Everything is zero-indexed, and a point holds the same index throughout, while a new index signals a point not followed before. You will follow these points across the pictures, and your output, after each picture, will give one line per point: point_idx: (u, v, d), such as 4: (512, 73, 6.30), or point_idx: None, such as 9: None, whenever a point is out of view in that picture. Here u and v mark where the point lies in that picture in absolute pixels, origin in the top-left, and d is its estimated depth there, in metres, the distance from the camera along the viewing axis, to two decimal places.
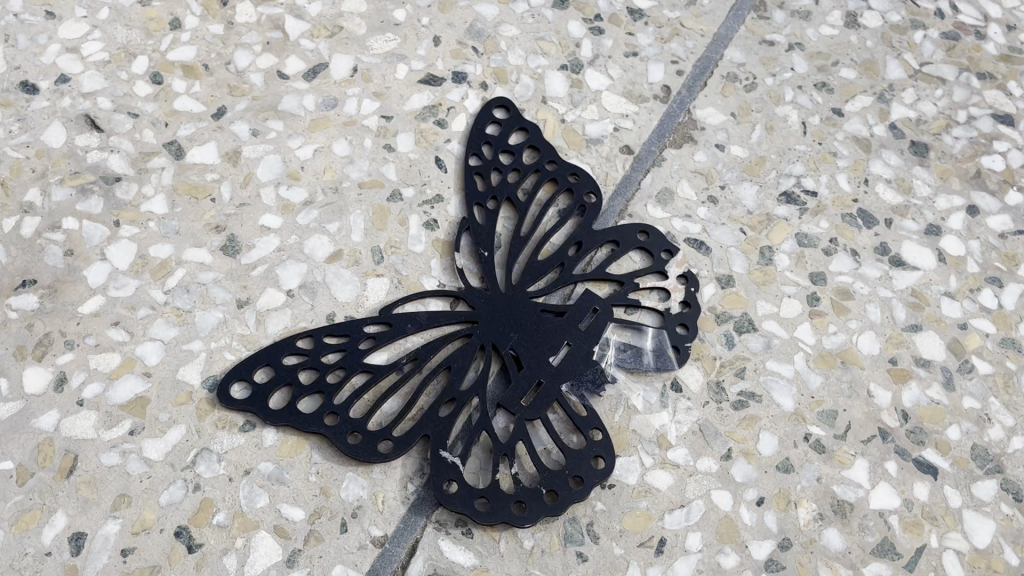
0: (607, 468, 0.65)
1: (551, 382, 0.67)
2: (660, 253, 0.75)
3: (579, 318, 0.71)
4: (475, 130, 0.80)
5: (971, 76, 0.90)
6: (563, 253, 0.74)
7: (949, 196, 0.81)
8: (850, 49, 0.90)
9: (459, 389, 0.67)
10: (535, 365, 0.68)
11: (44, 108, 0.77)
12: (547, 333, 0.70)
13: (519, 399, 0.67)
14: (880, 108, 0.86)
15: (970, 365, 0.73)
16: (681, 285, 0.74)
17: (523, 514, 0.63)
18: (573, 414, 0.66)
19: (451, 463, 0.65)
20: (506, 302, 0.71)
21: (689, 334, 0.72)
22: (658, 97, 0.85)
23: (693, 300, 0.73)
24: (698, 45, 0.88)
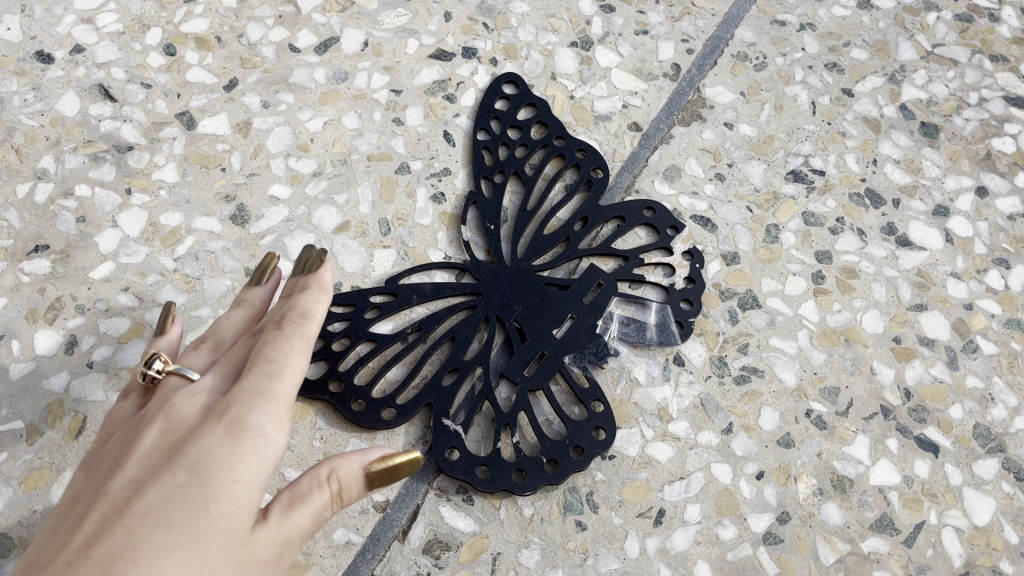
0: (608, 438, 0.65)
1: (555, 353, 0.68)
2: (665, 229, 0.76)
3: (584, 291, 0.71)
4: (483, 105, 0.81)
5: (984, 58, 0.89)
6: (568, 228, 0.74)
7: (959, 177, 0.81)
8: (862, 30, 0.89)
9: (462, 359, 0.68)
10: (539, 336, 0.69)
11: (59, 77, 0.78)
12: (551, 306, 0.70)
13: (522, 369, 0.67)
14: (891, 88, 0.86)
15: (974, 345, 0.73)
16: (685, 261, 0.74)
17: (523, 482, 0.63)
18: (575, 385, 0.67)
19: (453, 431, 0.65)
20: (512, 275, 0.72)
21: (693, 310, 0.72)
22: (667, 75, 0.85)
23: (696, 277, 0.73)
24: (709, 24, 0.88)
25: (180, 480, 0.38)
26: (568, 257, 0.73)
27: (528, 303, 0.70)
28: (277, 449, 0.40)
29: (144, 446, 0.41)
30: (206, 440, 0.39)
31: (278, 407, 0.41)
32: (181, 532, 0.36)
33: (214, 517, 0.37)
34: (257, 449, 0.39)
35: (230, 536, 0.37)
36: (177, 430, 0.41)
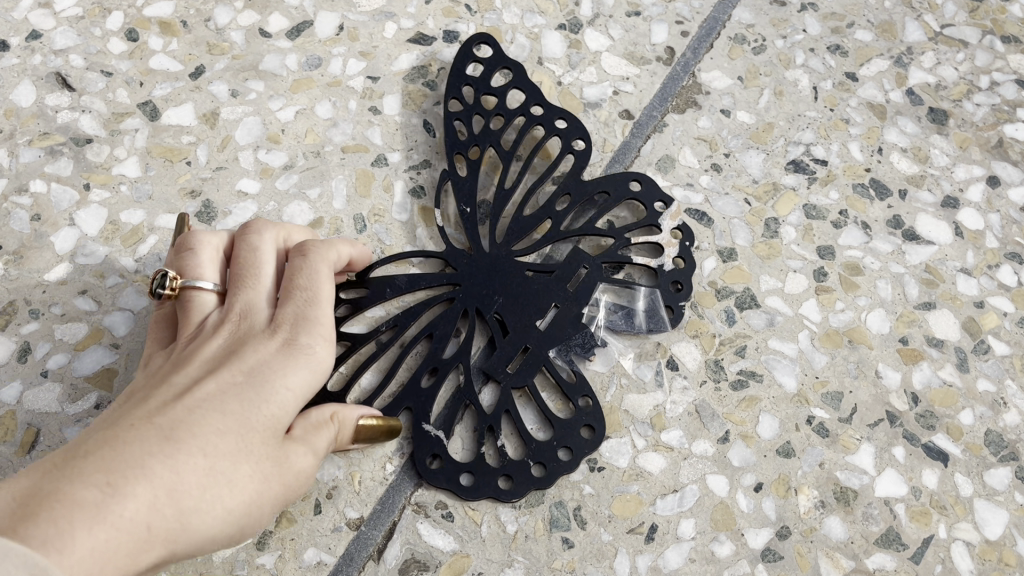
0: (596, 437, 0.61)
1: (539, 348, 0.63)
2: (653, 204, 0.70)
3: (567, 277, 0.67)
4: (455, 72, 0.75)
5: (995, 39, 0.84)
6: (550, 209, 0.69)
7: (969, 166, 0.77)
8: (866, 10, 0.85)
9: (440, 358, 0.63)
10: (522, 328, 0.64)
11: (14, 65, 0.74)
12: (535, 295, 0.66)
13: (505, 365, 0.63)
14: (897, 72, 0.81)
15: (986, 345, 0.69)
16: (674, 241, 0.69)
17: (510, 489, 0.59)
18: (562, 380, 0.63)
19: (435, 437, 0.61)
20: (491, 261, 0.67)
21: (683, 292, 0.67)
22: (660, 59, 0.80)
23: (687, 256, 0.68)
24: (705, 5, 0.84)
25: (237, 373, 0.49)
26: (549, 240, 0.69)
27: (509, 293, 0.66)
28: (320, 364, 0.51)
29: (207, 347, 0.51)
30: (259, 351, 0.50)
31: (321, 332, 0.52)
32: (238, 411, 0.47)
33: (269, 405, 0.48)
34: (308, 356, 0.51)
35: (282, 419, 0.48)
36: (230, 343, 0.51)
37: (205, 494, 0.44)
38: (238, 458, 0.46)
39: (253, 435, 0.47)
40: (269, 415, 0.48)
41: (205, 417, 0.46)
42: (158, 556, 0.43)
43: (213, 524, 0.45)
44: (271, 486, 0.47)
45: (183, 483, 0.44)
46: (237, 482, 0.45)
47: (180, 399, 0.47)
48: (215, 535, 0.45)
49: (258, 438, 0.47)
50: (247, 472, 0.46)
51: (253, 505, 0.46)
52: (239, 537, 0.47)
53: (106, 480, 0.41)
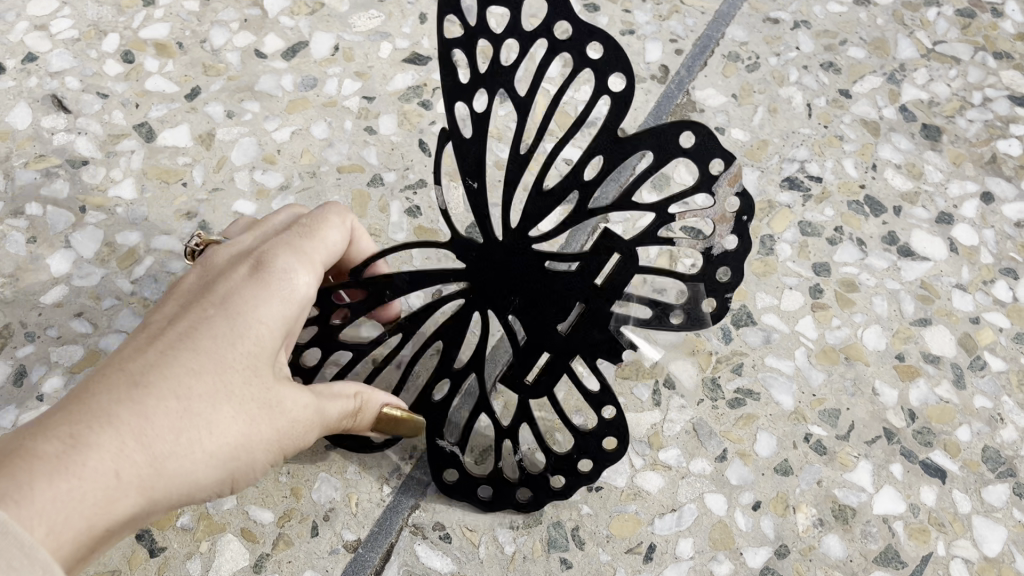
0: (618, 452, 0.56)
1: (557, 355, 0.56)
2: (712, 162, 0.49)
3: (594, 273, 0.53)
4: None
5: (987, 55, 0.85)
6: (576, 179, 0.52)
7: (963, 182, 0.77)
8: (858, 27, 0.85)
9: (451, 367, 0.59)
10: (538, 330, 0.56)
11: (10, 88, 0.74)
12: (554, 295, 0.55)
13: (524, 373, 0.57)
14: (890, 89, 0.81)
15: (982, 361, 0.69)
16: (741, 168, 0.49)
17: (528, 502, 0.59)
18: (582, 389, 0.56)
19: (451, 452, 0.59)
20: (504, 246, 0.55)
21: (734, 282, 0.53)
22: (655, 78, 0.81)
23: (745, 234, 0.51)
24: (698, 23, 0.84)
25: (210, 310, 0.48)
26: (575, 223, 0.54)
27: (526, 293, 0.55)
28: (298, 292, 0.50)
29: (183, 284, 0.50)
30: (234, 282, 0.49)
31: (301, 261, 0.51)
32: (211, 352, 0.46)
33: (244, 339, 0.47)
34: (287, 289, 0.50)
35: (266, 352, 0.48)
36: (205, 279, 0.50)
37: (182, 438, 0.44)
38: (218, 398, 0.45)
39: (232, 371, 0.46)
40: (246, 352, 0.47)
41: (177, 360, 0.45)
42: (129, 507, 0.42)
43: (194, 466, 0.44)
44: (263, 426, 0.47)
45: (155, 428, 0.43)
46: (215, 422, 0.45)
47: (146, 346, 0.46)
48: (194, 480, 0.45)
49: (236, 377, 0.46)
50: (226, 412, 0.45)
51: (237, 445, 0.46)
52: (229, 481, 0.47)
53: (66, 434, 0.41)
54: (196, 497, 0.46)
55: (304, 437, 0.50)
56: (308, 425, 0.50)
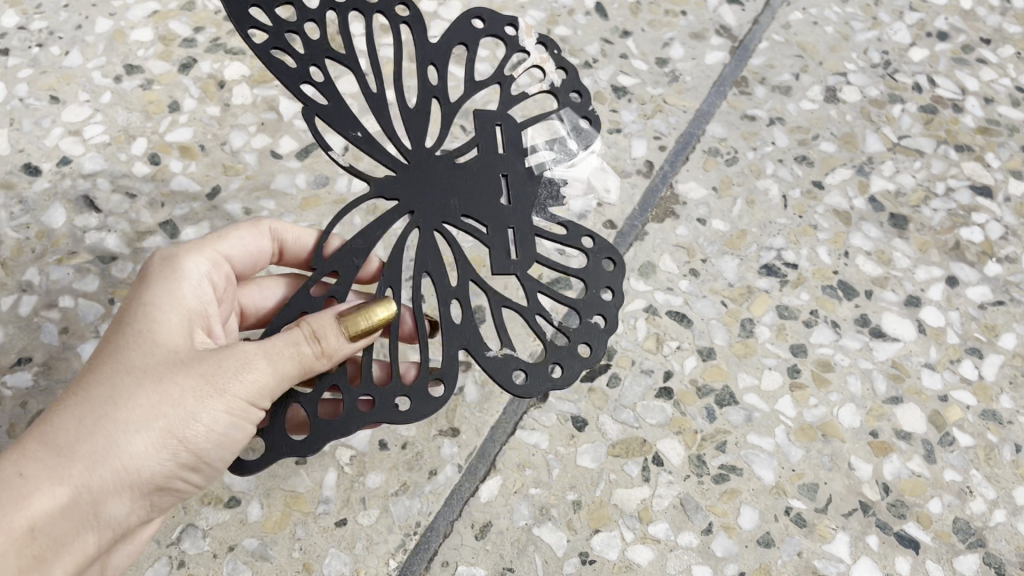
0: (619, 262, 0.67)
1: (517, 224, 0.67)
2: (570, 91, 0.76)
3: (491, 146, 0.70)
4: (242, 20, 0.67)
5: (948, 149, 0.90)
6: (432, 89, 0.71)
7: (928, 267, 0.83)
8: (829, 123, 0.91)
9: (447, 288, 0.64)
10: (493, 213, 0.67)
11: (45, 189, 0.80)
12: (493, 204, 0.67)
13: (506, 255, 0.66)
14: (860, 180, 0.87)
15: (951, 437, 0.73)
16: (548, 56, 0.76)
17: (592, 354, 0.64)
18: (555, 237, 0.67)
19: (504, 355, 0.62)
20: (420, 171, 0.67)
21: (585, 98, 0.76)
22: (640, 173, 0.87)
23: (580, 89, 0.76)
24: (680, 121, 0.91)
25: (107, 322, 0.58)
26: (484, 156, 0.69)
27: (461, 197, 0.67)
28: (180, 286, 0.59)
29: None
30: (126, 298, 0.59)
31: (176, 262, 0.61)
32: (104, 351, 0.56)
33: (134, 332, 0.56)
34: (167, 271, 0.60)
35: (158, 336, 0.56)
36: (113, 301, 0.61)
37: (86, 419, 0.52)
38: (116, 382, 0.54)
39: (125, 359, 0.54)
40: (134, 341, 0.55)
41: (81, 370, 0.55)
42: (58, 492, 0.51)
43: (117, 443, 0.52)
44: (177, 387, 0.54)
45: (60, 431, 0.52)
46: (121, 393, 0.53)
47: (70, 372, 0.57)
48: (122, 450, 0.52)
49: (130, 352, 0.55)
50: (128, 385, 0.54)
51: (156, 405, 0.53)
52: (171, 435, 0.54)
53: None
54: (142, 465, 0.53)
55: (253, 368, 0.55)
56: (245, 359, 0.55)
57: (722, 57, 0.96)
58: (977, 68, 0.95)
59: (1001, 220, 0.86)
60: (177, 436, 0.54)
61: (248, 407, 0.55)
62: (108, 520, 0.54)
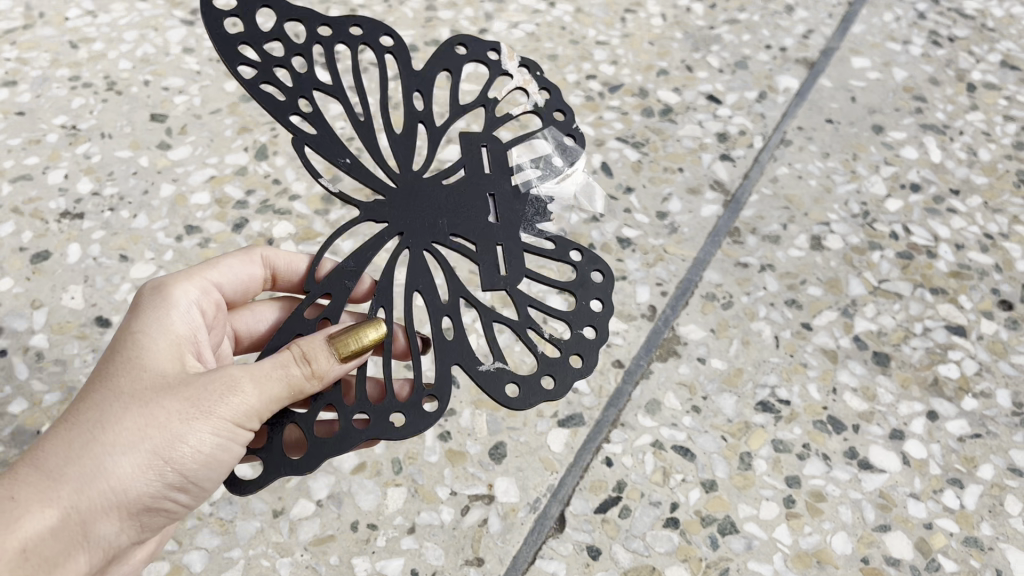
0: (608, 275, 0.75)
1: (507, 240, 0.76)
2: (553, 111, 0.84)
3: (479, 165, 0.79)
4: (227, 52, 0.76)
5: (925, 291, 0.99)
6: (416, 115, 0.80)
7: (910, 402, 0.90)
8: (815, 268, 1.01)
9: (440, 303, 0.72)
10: (483, 230, 0.75)
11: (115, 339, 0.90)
12: (480, 221, 0.76)
13: (496, 272, 0.74)
14: (845, 321, 0.96)
15: (936, 563, 0.80)
16: (529, 78, 0.85)
17: (583, 364, 0.71)
18: (544, 251, 0.75)
19: (497, 368, 0.70)
20: (408, 195, 0.76)
21: (568, 116, 0.85)
22: (645, 315, 0.96)
23: (565, 108, 0.85)
24: (679, 268, 1.01)
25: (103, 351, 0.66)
26: (470, 178, 0.78)
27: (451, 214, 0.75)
28: (165, 314, 0.67)
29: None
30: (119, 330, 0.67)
31: (164, 294, 0.69)
32: (96, 380, 0.63)
33: (123, 361, 0.64)
34: (156, 300, 0.68)
35: (144, 363, 0.63)
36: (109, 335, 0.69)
37: (77, 444, 0.60)
38: (105, 409, 0.61)
39: (115, 388, 0.62)
40: (123, 369, 0.63)
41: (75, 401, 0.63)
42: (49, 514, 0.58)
43: (106, 464, 0.60)
44: (161, 410, 0.61)
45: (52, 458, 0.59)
46: (109, 418, 0.61)
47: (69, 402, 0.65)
48: (108, 471, 0.60)
49: (120, 380, 0.62)
50: (114, 411, 0.61)
51: (141, 427, 0.60)
52: (157, 456, 0.61)
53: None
54: (129, 485, 0.60)
55: (239, 391, 0.61)
56: (227, 381, 0.62)
57: (717, 209, 1.06)
58: (948, 217, 1.06)
59: (976, 358, 0.94)
60: (161, 453, 0.61)
61: (234, 427, 0.62)
62: (103, 534, 0.61)
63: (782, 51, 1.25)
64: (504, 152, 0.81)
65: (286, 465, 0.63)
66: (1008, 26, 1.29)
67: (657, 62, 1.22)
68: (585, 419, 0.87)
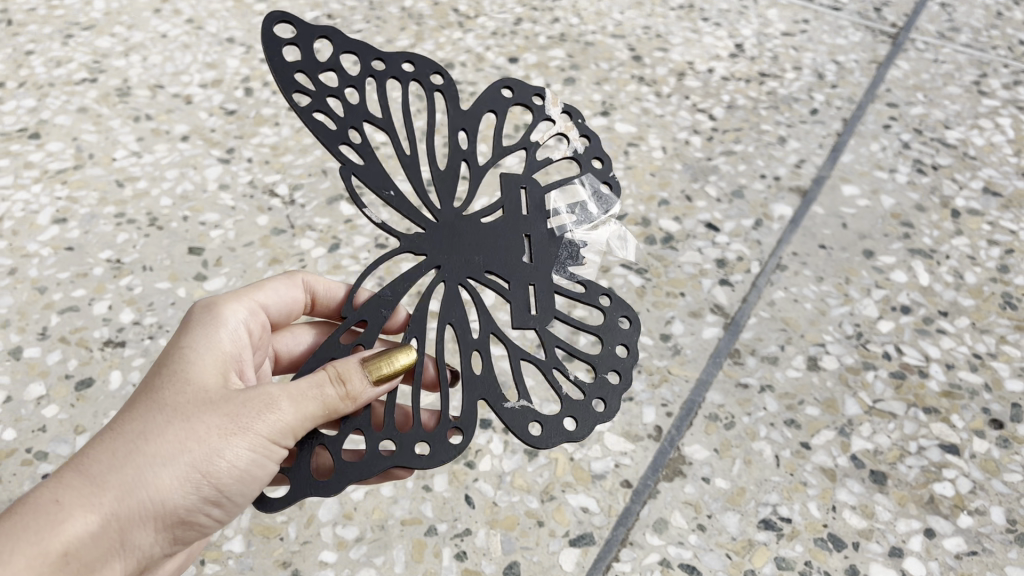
0: (634, 325, 0.82)
1: (538, 281, 0.83)
2: (591, 159, 0.92)
3: (517, 206, 0.87)
4: (285, 74, 0.83)
5: (918, 410, 1.04)
6: (459, 153, 0.88)
7: (908, 519, 0.94)
8: (813, 388, 1.06)
9: (470, 339, 0.79)
10: (515, 270, 0.83)
11: None
12: (514, 260, 0.83)
13: (526, 312, 0.81)
14: (842, 440, 1.01)
15: None
16: (570, 124, 0.93)
17: (606, 410, 0.78)
18: (573, 294, 0.83)
19: (522, 407, 0.77)
20: (447, 230, 0.84)
21: (605, 165, 0.92)
22: (651, 435, 1.01)
23: (603, 155, 0.92)
24: (684, 389, 1.06)
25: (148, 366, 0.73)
26: (507, 217, 0.86)
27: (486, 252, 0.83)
28: (212, 331, 0.76)
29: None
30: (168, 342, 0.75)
31: (211, 315, 0.77)
32: (142, 394, 0.70)
33: (168, 374, 0.71)
34: (204, 322, 0.76)
35: (187, 376, 0.71)
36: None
37: (123, 451, 0.66)
38: (149, 419, 0.68)
39: (159, 399, 0.69)
40: (168, 382, 0.70)
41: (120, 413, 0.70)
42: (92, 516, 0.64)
43: (148, 472, 0.66)
44: (200, 423, 0.68)
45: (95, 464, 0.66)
46: (153, 429, 0.67)
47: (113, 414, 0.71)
48: (150, 477, 0.66)
49: (164, 394, 0.69)
50: (159, 422, 0.68)
51: (184, 439, 0.67)
52: (195, 469, 0.67)
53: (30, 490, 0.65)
54: (168, 494, 0.67)
55: (276, 408, 0.68)
56: (265, 400, 0.69)
57: (718, 332, 1.12)
58: (937, 337, 1.11)
59: (970, 476, 0.98)
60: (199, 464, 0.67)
61: (267, 442, 0.69)
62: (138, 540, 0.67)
63: (776, 179, 1.33)
64: (542, 195, 0.88)
65: (312, 487, 0.70)
66: (989, 153, 1.38)
67: (658, 192, 1.30)
68: (596, 539, 0.92)
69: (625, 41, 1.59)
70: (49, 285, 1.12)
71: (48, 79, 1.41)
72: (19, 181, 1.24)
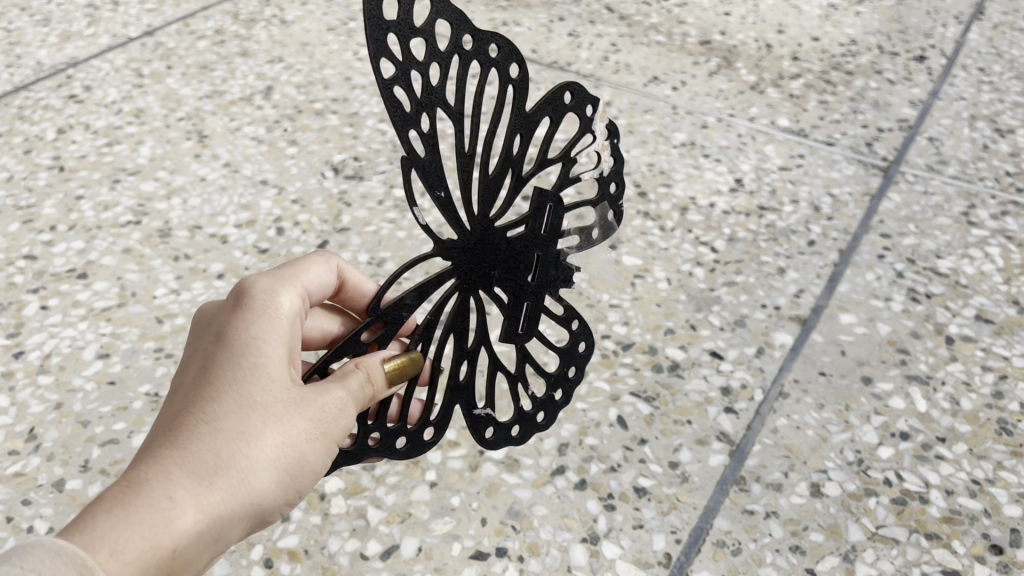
0: (589, 349, 1.03)
1: (533, 303, 0.96)
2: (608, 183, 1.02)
3: (541, 224, 0.92)
4: (377, 37, 0.75)
5: (920, 536, 1.07)
6: (511, 160, 0.88)
7: None
8: (816, 514, 1.10)
9: (465, 348, 0.92)
10: (519, 293, 0.94)
11: None
12: (522, 285, 0.94)
13: (514, 329, 0.97)
14: (846, 566, 1.04)
15: None
16: (606, 144, 0.99)
17: (544, 421, 1.03)
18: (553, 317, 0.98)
19: (485, 415, 0.98)
20: (478, 241, 0.88)
21: (618, 194, 1.03)
22: (661, 563, 1.05)
23: (620, 184, 1.03)
24: (692, 515, 1.10)
25: (223, 352, 0.78)
26: (531, 236, 0.92)
27: (501, 271, 0.91)
28: (278, 317, 0.82)
29: (209, 339, 0.80)
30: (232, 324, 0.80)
31: (272, 300, 0.83)
32: (231, 389, 0.75)
33: (250, 365, 0.77)
34: (271, 313, 0.82)
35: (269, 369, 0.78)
36: (214, 333, 0.80)
37: (224, 449, 0.73)
38: (244, 416, 0.75)
39: (249, 394, 0.76)
40: (253, 376, 0.77)
41: (205, 405, 0.75)
42: (208, 514, 0.70)
43: (246, 470, 0.74)
44: (288, 423, 0.76)
45: (201, 460, 0.72)
46: (254, 433, 0.75)
47: (191, 398, 0.75)
48: (253, 475, 0.74)
49: (254, 390, 0.76)
50: (255, 425, 0.75)
51: (279, 444, 0.76)
52: (286, 470, 0.77)
53: (136, 476, 0.69)
54: (261, 492, 0.75)
55: (346, 413, 0.80)
56: (332, 408, 0.79)
57: (723, 459, 1.17)
58: (936, 463, 1.16)
59: None
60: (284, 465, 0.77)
61: (334, 445, 0.80)
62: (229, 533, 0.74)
63: (776, 309, 1.40)
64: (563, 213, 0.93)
65: None
66: (980, 281, 1.45)
67: (664, 322, 1.37)
68: None
69: (630, 177, 1.70)
70: (91, 418, 1.19)
71: (97, 222, 1.53)
72: (67, 319, 1.34)
